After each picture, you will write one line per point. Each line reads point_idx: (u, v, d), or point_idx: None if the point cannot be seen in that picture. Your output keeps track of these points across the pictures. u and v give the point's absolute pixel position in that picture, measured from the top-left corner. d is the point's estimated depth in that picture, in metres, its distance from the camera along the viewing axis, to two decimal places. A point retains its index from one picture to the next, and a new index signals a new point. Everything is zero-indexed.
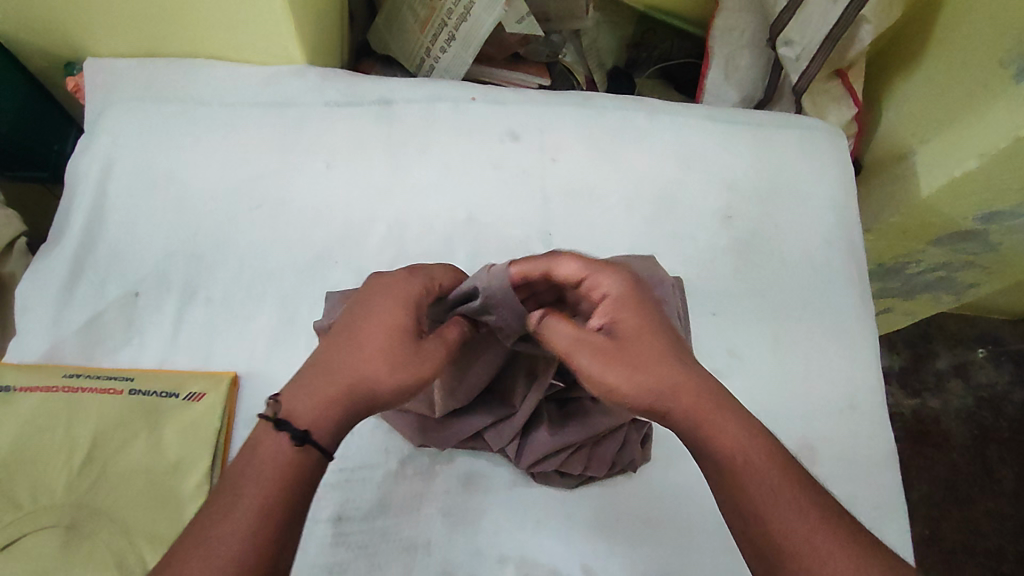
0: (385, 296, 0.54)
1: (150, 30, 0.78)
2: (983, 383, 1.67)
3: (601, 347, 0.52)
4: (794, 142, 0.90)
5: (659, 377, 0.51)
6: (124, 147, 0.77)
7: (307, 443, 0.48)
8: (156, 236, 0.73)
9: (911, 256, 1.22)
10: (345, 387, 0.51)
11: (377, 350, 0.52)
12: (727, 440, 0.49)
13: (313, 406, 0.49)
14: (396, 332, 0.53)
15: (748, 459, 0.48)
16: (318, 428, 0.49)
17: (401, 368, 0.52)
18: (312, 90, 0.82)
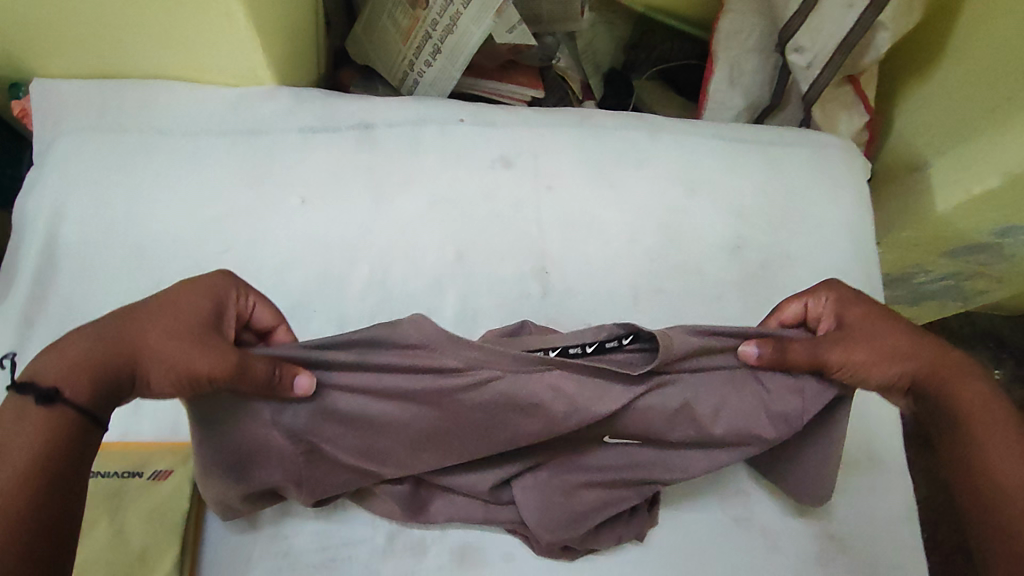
0: (189, 287, 0.54)
1: (102, 51, 0.70)
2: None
3: (845, 337, 0.58)
4: (806, 162, 0.84)
5: (903, 359, 0.58)
6: (75, 183, 0.69)
7: (54, 401, 0.46)
8: (114, 286, 0.67)
9: (921, 266, 1.17)
10: (119, 356, 0.49)
11: (157, 325, 0.51)
12: (969, 396, 0.57)
13: (74, 365, 0.48)
14: (186, 323, 0.51)
15: (984, 413, 0.56)
16: (68, 383, 0.47)
17: (180, 344, 0.50)
18: (283, 115, 0.75)
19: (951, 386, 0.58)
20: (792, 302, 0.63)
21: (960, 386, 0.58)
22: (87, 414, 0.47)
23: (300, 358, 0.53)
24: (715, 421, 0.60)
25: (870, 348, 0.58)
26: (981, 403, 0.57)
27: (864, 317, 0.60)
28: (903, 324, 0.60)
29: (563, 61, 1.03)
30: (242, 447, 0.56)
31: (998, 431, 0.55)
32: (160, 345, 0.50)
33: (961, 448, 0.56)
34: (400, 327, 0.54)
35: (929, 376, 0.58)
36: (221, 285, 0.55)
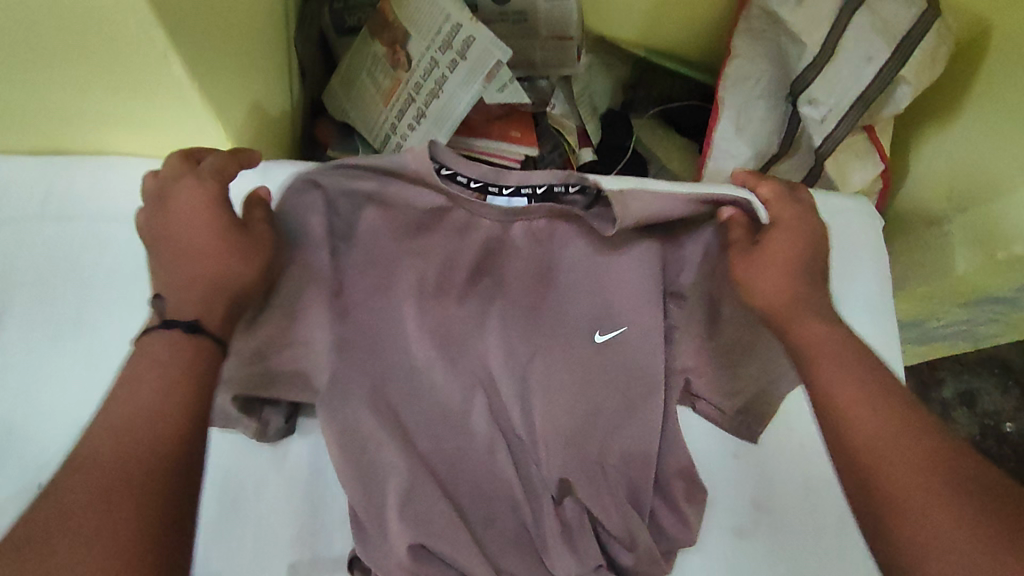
0: (183, 201, 0.56)
1: (47, 130, 0.63)
2: (989, 412, 1.60)
3: (744, 250, 0.61)
4: (820, 233, 0.78)
5: (787, 290, 0.59)
6: (18, 284, 0.63)
7: (198, 331, 0.52)
8: (67, 400, 0.61)
9: (933, 314, 1.11)
10: (207, 285, 0.54)
11: (200, 235, 0.55)
12: (834, 390, 0.52)
13: (201, 301, 0.54)
14: (213, 220, 0.55)
15: (852, 402, 0.51)
16: (205, 310, 0.53)
17: (241, 250, 0.56)
18: (252, 194, 0.69)
19: (850, 416, 0.50)
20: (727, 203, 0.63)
21: (855, 426, 0.50)
22: (222, 342, 0.53)
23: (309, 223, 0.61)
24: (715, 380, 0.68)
25: (776, 268, 0.59)
26: (922, 455, 0.46)
27: (785, 275, 0.59)
28: (803, 255, 0.61)
29: (558, 107, 0.97)
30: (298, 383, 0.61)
31: (913, 458, 0.47)
32: (233, 267, 0.55)
33: (858, 461, 0.49)
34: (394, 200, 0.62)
35: (826, 407, 0.52)
36: (186, 200, 0.56)
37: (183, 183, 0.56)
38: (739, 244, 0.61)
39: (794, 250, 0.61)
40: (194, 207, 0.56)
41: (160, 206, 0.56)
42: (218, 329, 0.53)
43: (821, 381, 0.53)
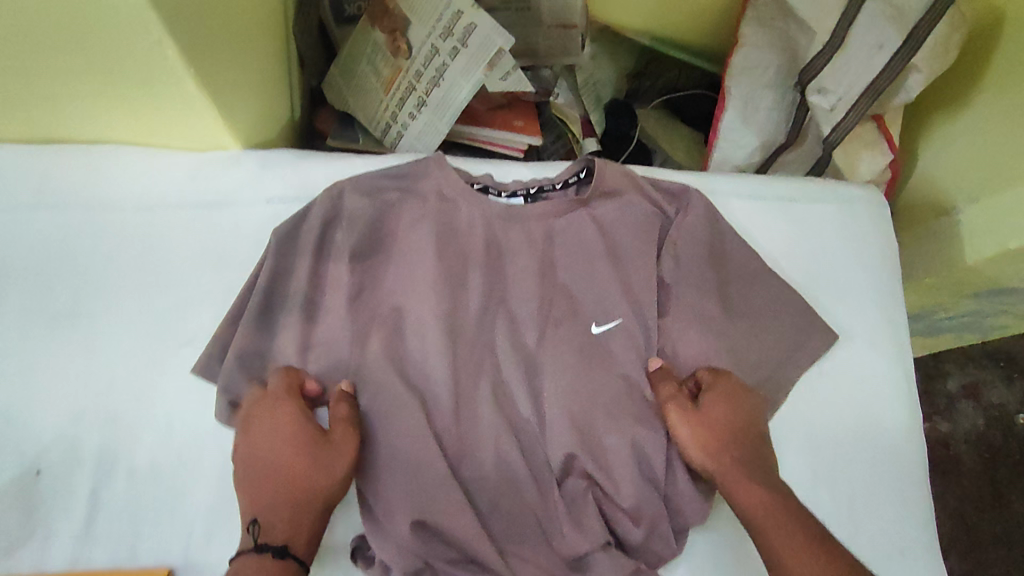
0: (264, 427, 0.56)
1: (40, 116, 0.62)
2: (996, 405, 1.58)
3: (697, 418, 0.62)
4: (830, 222, 0.77)
5: (717, 459, 0.60)
6: (16, 273, 0.62)
7: (287, 556, 0.50)
8: (61, 390, 0.59)
9: (943, 305, 1.10)
10: (298, 498, 0.53)
11: (299, 457, 0.54)
12: (751, 502, 0.58)
13: (288, 524, 0.52)
14: (297, 435, 0.55)
15: (768, 512, 0.57)
16: (292, 537, 0.52)
17: (315, 465, 0.54)
18: (251, 182, 0.67)
19: (737, 487, 0.59)
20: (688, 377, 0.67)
21: (747, 498, 0.58)
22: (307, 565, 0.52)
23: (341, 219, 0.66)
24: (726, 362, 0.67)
25: (709, 432, 0.62)
26: (768, 515, 0.56)
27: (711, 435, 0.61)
28: (743, 437, 0.62)
29: (562, 96, 0.96)
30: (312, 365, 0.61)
31: (778, 528, 0.56)
32: (325, 475, 0.54)
33: (751, 522, 0.57)
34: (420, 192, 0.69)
35: (727, 485, 0.59)
36: (279, 422, 0.56)
37: (276, 420, 0.56)
38: (673, 388, 0.64)
39: (722, 412, 0.63)
40: (273, 428, 0.56)
41: (253, 432, 0.56)
42: (303, 549, 0.52)
43: (722, 472, 0.60)
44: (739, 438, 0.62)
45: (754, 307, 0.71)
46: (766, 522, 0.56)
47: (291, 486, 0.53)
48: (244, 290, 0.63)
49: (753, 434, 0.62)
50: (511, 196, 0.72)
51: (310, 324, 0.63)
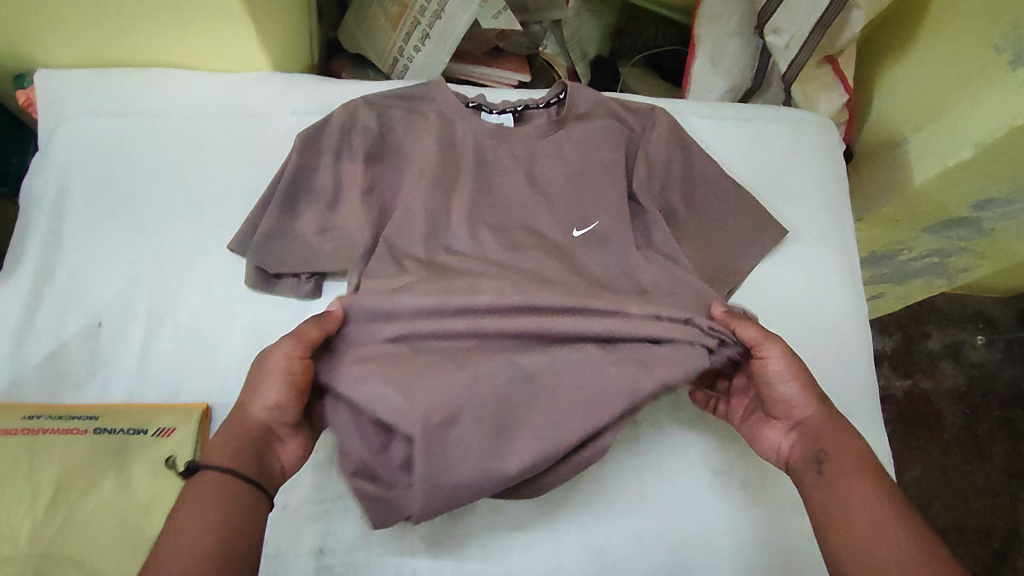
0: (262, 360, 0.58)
1: (96, 36, 0.73)
2: (977, 365, 1.42)
3: (796, 359, 0.61)
4: (782, 137, 0.88)
5: (806, 398, 0.59)
6: (82, 167, 0.74)
7: (194, 468, 0.50)
8: (118, 260, 0.71)
9: (903, 243, 1.13)
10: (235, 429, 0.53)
11: (252, 389, 0.56)
12: (844, 446, 0.55)
13: (220, 443, 0.53)
14: (256, 373, 0.56)
15: (844, 463, 0.54)
16: (212, 454, 0.52)
17: (260, 389, 0.55)
18: (278, 98, 0.79)
19: (831, 436, 0.56)
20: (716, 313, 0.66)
21: (841, 443, 0.55)
22: (227, 470, 0.50)
23: (356, 121, 0.76)
24: (693, 246, 0.78)
25: (805, 374, 0.60)
26: (861, 462, 0.53)
27: (795, 391, 0.59)
28: (820, 389, 0.60)
29: (550, 48, 1.06)
30: (335, 243, 0.72)
31: (856, 474, 0.53)
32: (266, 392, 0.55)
33: (833, 465, 0.54)
34: (422, 102, 0.78)
35: (815, 428, 0.57)
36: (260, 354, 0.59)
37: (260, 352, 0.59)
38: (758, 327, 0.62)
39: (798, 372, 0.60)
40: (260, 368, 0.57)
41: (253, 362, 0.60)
42: (222, 461, 0.51)
43: (813, 421, 0.58)
44: (818, 389, 0.60)
45: (714, 204, 0.80)
46: (855, 468, 0.53)
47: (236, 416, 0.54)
48: (272, 183, 0.74)
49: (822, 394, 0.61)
50: (500, 114, 0.81)
51: (328, 211, 0.73)
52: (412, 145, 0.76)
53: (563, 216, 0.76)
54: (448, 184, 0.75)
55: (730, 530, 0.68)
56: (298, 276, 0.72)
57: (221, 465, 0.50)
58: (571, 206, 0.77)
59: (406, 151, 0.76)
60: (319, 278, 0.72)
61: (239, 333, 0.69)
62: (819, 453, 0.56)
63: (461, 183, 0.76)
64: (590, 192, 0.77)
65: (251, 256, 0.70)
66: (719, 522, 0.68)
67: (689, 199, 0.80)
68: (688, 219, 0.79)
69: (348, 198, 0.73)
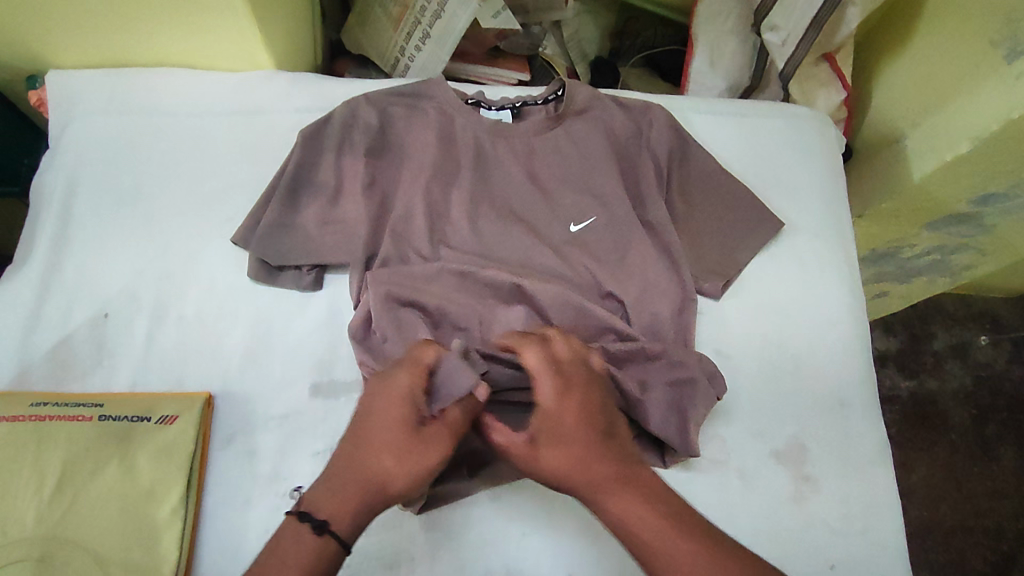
0: (390, 391, 0.56)
1: (105, 37, 0.75)
2: (984, 365, 1.41)
3: (563, 431, 0.56)
4: (778, 131, 0.89)
5: (560, 462, 0.55)
6: (90, 164, 0.76)
7: (326, 531, 0.51)
8: (125, 253, 0.72)
9: (905, 240, 1.13)
10: (365, 486, 0.53)
11: (385, 452, 0.54)
12: (622, 513, 0.54)
13: (343, 499, 0.53)
14: (403, 426, 0.55)
15: (634, 534, 0.53)
16: (336, 515, 0.52)
17: (407, 455, 0.54)
18: (281, 95, 0.81)
19: (594, 493, 0.54)
20: (511, 340, 0.61)
21: (613, 507, 0.54)
22: (346, 545, 0.52)
23: (357, 116, 0.77)
24: (691, 240, 0.79)
25: (557, 446, 0.55)
26: (647, 533, 0.52)
27: (571, 461, 0.55)
28: (582, 440, 0.56)
29: (550, 49, 1.07)
30: (335, 236, 0.73)
31: (654, 510, 0.54)
32: (401, 473, 0.53)
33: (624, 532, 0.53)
34: (422, 97, 0.79)
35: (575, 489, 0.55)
36: (404, 382, 0.57)
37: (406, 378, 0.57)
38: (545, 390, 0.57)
39: (571, 420, 0.56)
40: (393, 400, 0.56)
41: (382, 373, 0.58)
42: (349, 531, 0.52)
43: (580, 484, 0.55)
44: (575, 446, 0.55)
45: (711, 199, 0.81)
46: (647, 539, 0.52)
47: (362, 466, 0.54)
48: (275, 178, 0.75)
49: (602, 435, 0.57)
50: (500, 110, 0.82)
51: (328, 206, 0.74)
52: (412, 140, 0.78)
53: (561, 209, 0.77)
54: (446, 178, 0.76)
55: None
56: (300, 268, 0.73)
57: (343, 537, 0.51)
58: (568, 199, 0.78)
59: (406, 146, 0.78)
60: (320, 270, 0.73)
61: (241, 323, 0.70)
62: (580, 488, 0.55)
63: (460, 177, 0.77)
64: (586, 186, 0.78)
65: (252, 250, 0.72)
66: None
67: (686, 192, 0.81)
68: (685, 211, 0.80)
69: (349, 191, 0.75)
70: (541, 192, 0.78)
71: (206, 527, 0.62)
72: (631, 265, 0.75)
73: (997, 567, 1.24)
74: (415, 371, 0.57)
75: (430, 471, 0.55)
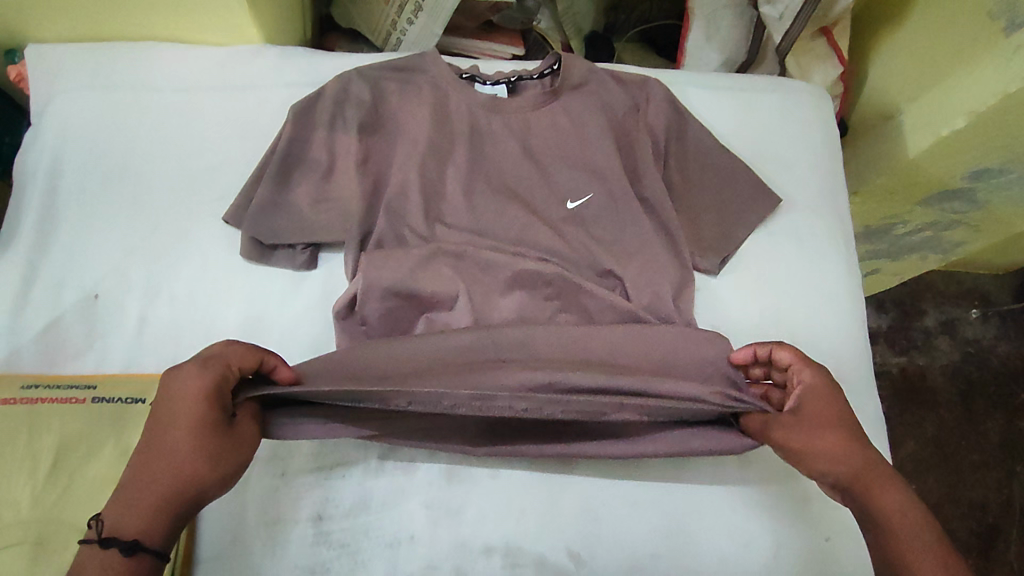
0: (186, 388, 0.52)
1: (85, 9, 0.72)
2: (972, 342, 1.42)
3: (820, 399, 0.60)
4: (775, 105, 0.88)
5: (845, 456, 0.57)
6: (75, 141, 0.74)
7: (138, 551, 0.48)
8: (114, 232, 0.71)
9: (898, 217, 1.13)
10: (169, 495, 0.50)
11: (189, 456, 0.51)
12: (886, 504, 0.55)
13: (148, 513, 0.49)
14: (204, 427, 0.52)
15: (901, 520, 0.54)
16: (147, 532, 0.49)
17: (218, 457, 0.52)
18: (271, 70, 0.79)
19: (871, 491, 0.56)
20: (760, 349, 0.64)
21: (882, 499, 0.55)
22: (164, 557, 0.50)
23: (349, 91, 0.75)
24: (690, 215, 0.78)
25: (834, 431, 0.58)
26: (912, 516, 0.54)
27: (838, 449, 0.57)
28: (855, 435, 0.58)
29: (545, 23, 1.04)
30: (329, 214, 0.72)
31: (910, 499, 0.56)
32: (211, 477, 0.52)
33: (887, 526, 0.54)
34: (414, 72, 0.77)
35: (854, 484, 0.56)
36: (199, 381, 0.52)
37: (204, 378, 0.53)
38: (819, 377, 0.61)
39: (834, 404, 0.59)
40: (188, 401, 0.52)
41: (173, 370, 0.53)
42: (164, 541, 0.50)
43: (845, 477, 0.57)
44: (855, 436, 0.58)
45: (708, 175, 0.80)
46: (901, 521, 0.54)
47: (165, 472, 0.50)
48: (265, 156, 0.74)
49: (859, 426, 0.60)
50: (495, 86, 0.80)
51: (322, 183, 0.73)
52: (404, 116, 0.76)
53: (557, 185, 0.76)
54: (441, 154, 0.75)
55: (727, 492, 0.68)
56: (294, 246, 0.72)
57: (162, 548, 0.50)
58: (563, 176, 0.77)
59: (400, 122, 0.76)
60: (315, 248, 0.72)
61: (235, 302, 0.69)
62: (844, 484, 0.57)
63: (454, 154, 0.75)
64: (583, 161, 0.77)
65: (245, 228, 0.70)
66: (716, 484, 0.68)
67: (683, 168, 0.80)
68: (682, 186, 0.79)
69: (342, 167, 0.73)
70: (537, 168, 0.77)
71: None
72: (629, 242, 0.74)
73: (982, 537, 1.26)
74: (219, 371, 0.54)
75: (241, 467, 0.54)
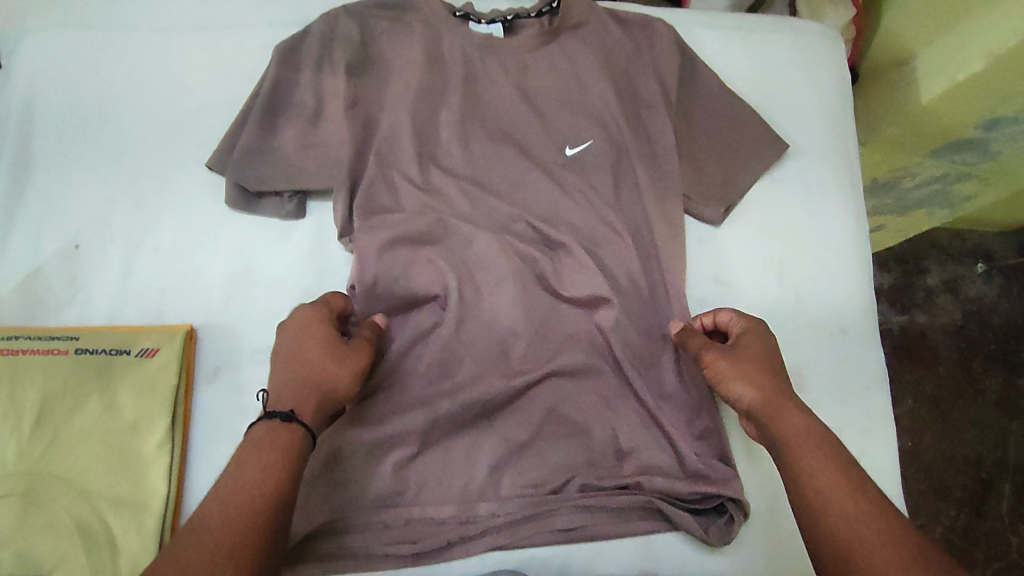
0: (305, 314, 0.56)
1: None
2: (974, 300, 1.40)
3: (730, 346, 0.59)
4: (785, 47, 0.84)
5: (756, 387, 0.55)
6: (48, 84, 0.70)
7: (295, 418, 0.49)
8: (93, 181, 0.68)
9: (906, 169, 1.09)
10: (317, 383, 0.52)
11: (325, 350, 0.54)
12: (791, 430, 0.52)
13: (298, 393, 0.51)
14: (327, 332, 0.55)
15: (804, 445, 0.51)
16: (301, 406, 0.51)
17: (342, 351, 0.55)
18: (254, 9, 0.75)
19: (781, 418, 0.53)
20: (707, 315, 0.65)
21: (787, 425, 0.52)
22: (316, 433, 0.51)
23: (336, 29, 0.71)
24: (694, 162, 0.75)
25: (742, 367, 0.57)
26: (813, 444, 0.51)
27: (751, 381, 0.56)
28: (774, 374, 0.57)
29: None
30: (316, 160, 0.69)
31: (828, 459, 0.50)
32: (346, 371, 0.54)
33: (789, 452, 0.51)
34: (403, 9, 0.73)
35: (763, 415, 0.54)
36: (308, 309, 0.57)
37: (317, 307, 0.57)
38: (757, 332, 0.60)
39: (759, 346, 0.59)
40: (310, 320, 0.56)
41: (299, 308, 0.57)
42: (315, 420, 0.51)
43: (756, 409, 0.55)
44: (773, 377, 0.56)
45: (713, 121, 0.76)
46: (802, 448, 0.51)
47: (304, 358, 0.53)
48: (249, 99, 0.70)
49: (784, 379, 0.56)
50: (491, 26, 0.76)
51: (308, 128, 0.69)
52: (392, 56, 0.71)
53: (554, 132, 0.73)
54: (432, 99, 0.71)
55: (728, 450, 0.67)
56: (281, 194, 0.69)
57: (311, 424, 0.50)
58: (561, 122, 0.73)
59: (390, 62, 0.72)
60: (302, 197, 0.69)
61: (222, 253, 0.67)
62: (760, 415, 0.54)
63: (446, 98, 0.72)
64: (582, 107, 0.73)
65: (229, 175, 0.67)
66: None
67: (687, 113, 0.76)
68: (685, 131, 0.76)
69: (329, 112, 0.70)
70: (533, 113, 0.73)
71: (195, 462, 0.60)
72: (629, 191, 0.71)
73: (976, 491, 1.26)
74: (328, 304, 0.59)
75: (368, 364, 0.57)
